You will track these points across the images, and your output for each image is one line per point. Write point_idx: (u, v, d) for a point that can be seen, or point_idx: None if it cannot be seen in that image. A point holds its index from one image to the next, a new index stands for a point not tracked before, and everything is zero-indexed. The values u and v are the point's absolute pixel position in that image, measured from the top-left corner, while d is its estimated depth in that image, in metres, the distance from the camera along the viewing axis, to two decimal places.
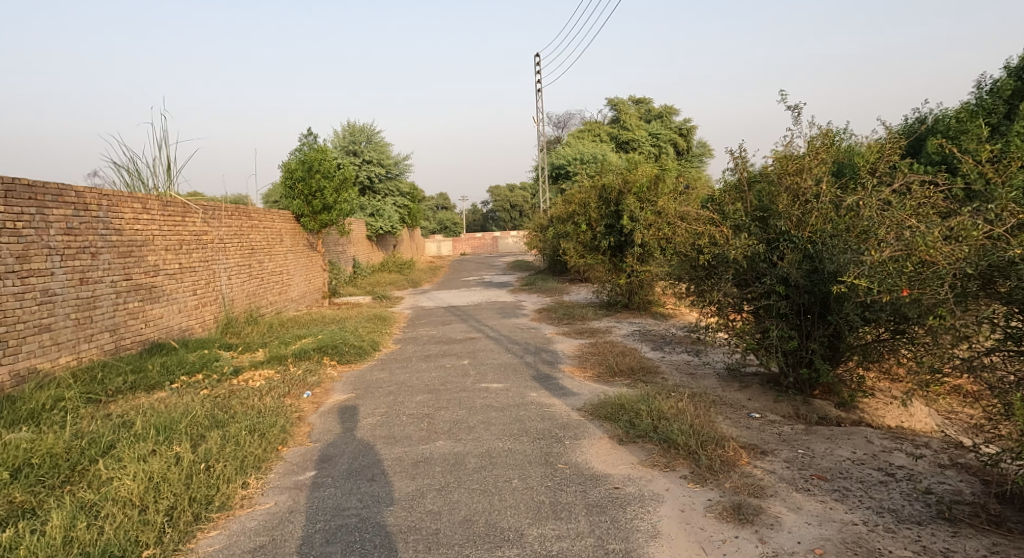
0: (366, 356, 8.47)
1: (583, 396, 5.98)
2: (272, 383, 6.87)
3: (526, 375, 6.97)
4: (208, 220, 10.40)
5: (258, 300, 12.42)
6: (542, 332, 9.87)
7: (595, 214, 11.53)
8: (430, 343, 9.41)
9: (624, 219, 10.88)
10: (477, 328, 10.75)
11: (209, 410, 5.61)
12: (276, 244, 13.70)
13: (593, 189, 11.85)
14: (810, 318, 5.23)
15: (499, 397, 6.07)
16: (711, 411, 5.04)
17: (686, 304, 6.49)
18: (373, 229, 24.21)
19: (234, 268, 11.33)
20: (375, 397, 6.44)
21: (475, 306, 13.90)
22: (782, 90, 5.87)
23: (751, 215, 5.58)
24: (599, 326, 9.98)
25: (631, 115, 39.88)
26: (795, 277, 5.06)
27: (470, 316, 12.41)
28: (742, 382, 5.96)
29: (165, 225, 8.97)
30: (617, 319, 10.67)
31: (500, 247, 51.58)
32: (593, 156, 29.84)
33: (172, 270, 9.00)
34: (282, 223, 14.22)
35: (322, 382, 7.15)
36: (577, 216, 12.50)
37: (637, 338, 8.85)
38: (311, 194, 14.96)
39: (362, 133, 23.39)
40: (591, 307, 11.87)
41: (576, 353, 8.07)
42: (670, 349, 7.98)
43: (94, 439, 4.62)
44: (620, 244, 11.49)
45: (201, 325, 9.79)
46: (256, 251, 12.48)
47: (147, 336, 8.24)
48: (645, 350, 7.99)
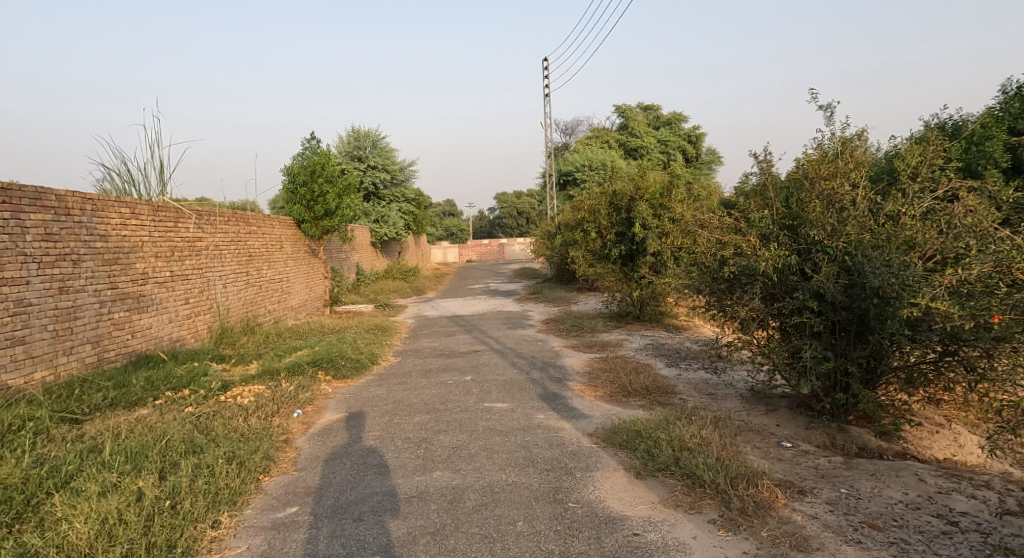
0: (364, 371, 8.02)
1: (594, 419, 5.51)
2: (262, 400, 6.43)
3: (532, 394, 6.50)
4: (203, 226, 10.01)
5: (256, 308, 12.01)
6: (550, 345, 9.41)
7: (605, 222, 11.06)
8: (431, 356, 8.96)
9: (635, 226, 10.43)
10: (481, 339, 10.29)
11: (189, 432, 5.18)
12: (276, 250, 13.31)
13: (603, 195, 11.37)
14: (847, 337, 4.74)
15: (503, 419, 5.61)
16: (737, 440, 4.55)
17: (706, 319, 6.01)
18: (378, 235, 23.84)
19: (231, 276, 10.94)
20: (370, 417, 5.98)
21: (480, 316, 13.44)
22: (815, 88, 5.42)
23: (779, 223, 5.13)
24: (609, 340, 9.50)
25: (640, 121, 39.52)
26: (832, 292, 4.58)
27: (475, 326, 11.97)
28: (769, 405, 5.48)
29: (156, 230, 8.58)
30: (629, 331, 10.19)
31: (507, 255, 51.10)
32: (602, 163, 29.40)
33: (162, 278, 8.60)
34: (282, 229, 13.84)
35: (315, 400, 6.70)
36: (586, 223, 12.06)
37: (649, 353, 8.36)
38: (313, 199, 14.58)
39: (367, 138, 23.16)
40: (601, 319, 11.38)
41: (586, 369, 7.60)
42: (687, 365, 7.50)
43: (56, 466, 4.18)
44: (631, 253, 11.00)
45: (193, 335, 9.36)
46: (254, 258, 12.09)
47: (134, 347, 7.82)
48: (659, 366, 7.51)
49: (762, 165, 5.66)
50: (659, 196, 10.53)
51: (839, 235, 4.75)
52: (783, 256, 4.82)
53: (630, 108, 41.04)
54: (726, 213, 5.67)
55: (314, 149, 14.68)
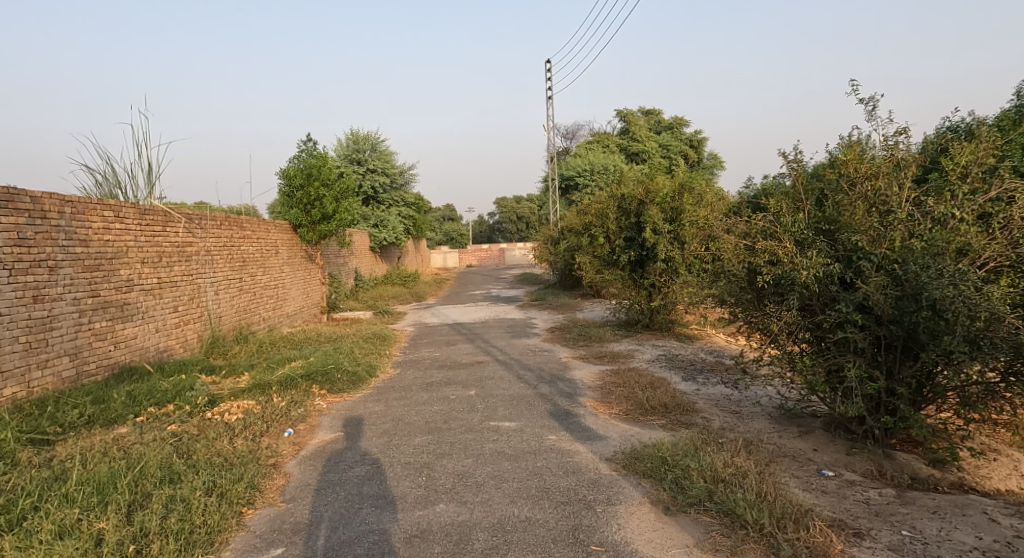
0: (361, 384, 7.56)
1: (612, 441, 5.05)
2: (250, 417, 5.97)
3: (542, 412, 6.03)
4: (194, 230, 9.56)
5: (249, 316, 11.55)
6: (557, 356, 8.97)
7: (613, 226, 10.61)
8: (432, 368, 8.50)
9: (646, 231, 9.97)
10: (484, 349, 9.83)
11: (167, 456, 4.72)
12: (271, 255, 12.86)
13: (611, 198, 10.92)
14: (894, 354, 4.29)
15: (512, 441, 5.15)
16: (776, 470, 4.10)
17: (731, 330, 5.57)
18: (377, 240, 23.41)
19: (223, 283, 10.48)
20: (366, 437, 5.52)
21: (482, 324, 12.98)
22: (855, 79, 4.97)
23: (815, 229, 4.70)
24: (620, 350, 9.06)
25: (642, 126, 39.21)
26: (878, 304, 4.13)
27: (477, 335, 11.51)
28: (802, 426, 5.03)
29: (143, 235, 8.13)
30: (640, 341, 9.74)
31: (508, 260, 50.63)
32: (604, 168, 29.01)
33: (149, 284, 8.15)
34: (278, 234, 13.40)
35: (308, 417, 6.25)
36: (594, 227, 11.62)
37: (663, 365, 7.93)
38: (310, 202, 14.13)
39: (366, 141, 22.80)
40: (608, 327, 10.92)
41: (597, 383, 7.15)
42: (704, 379, 7.07)
43: (14, 499, 3.75)
44: (641, 259, 10.49)
45: (182, 345, 8.91)
46: (247, 264, 11.63)
47: (117, 359, 7.36)
48: (675, 380, 7.07)
49: (793, 165, 5.22)
50: (670, 200, 10.10)
51: (883, 242, 4.32)
52: (824, 265, 4.36)
53: (632, 112, 40.71)
54: (755, 216, 5.22)
55: (311, 151, 14.26)
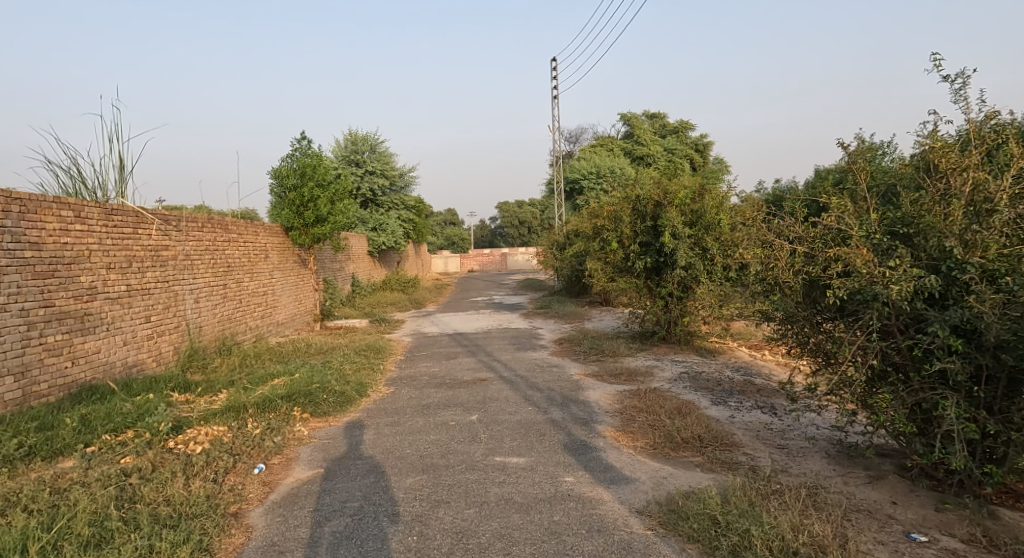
0: (349, 406, 6.74)
1: (641, 484, 4.23)
2: (216, 449, 5.15)
3: (555, 444, 5.20)
4: (171, 233, 8.79)
5: (234, 325, 10.73)
6: (568, 372, 8.15)
7: (628, 230, 9.77)
8: (429, 387, 7.66)
9: (664, 236, 9.17)
10: (487, 364, 9.00)
11: (104, 503, 3.91)
12: (259, 260, 12.08)
13: (625, 199, 10.05)
14: (999, 388, 3.47)
15: (522, 485, 4.33)
16: (856, 537, 3.26)
17: (781, 351, 4.75)
18: (375, 244, 22.61)
19: (204, 290, 9.69)
20: (350, 476, 4.69)
21: (485, 334, 12.16)
22: (936, 52, 4.15)
23: (891, 232, 3.89)
24: (637, 367, 8.25)
25: (647, 130, 38.56)
26: (983, 326, 3.32)
27: (479, 346, 10.68)
28: (870, 468, 4.21)
29: (110, 238, 7.35)
30: (657, 357, 8.93)
31: (510, 265, 49.70)
32: (610, 171, 28.25)
33: (117, 292, 7.36)
34: (268, 237, 12.62)
35: (284, 448, 5.42)
36: (605, 231, 10.77)
37: (687, 386, 7.12)
38: (303, 204, 13.33)
39: (364, 142, 22.05)
40: (622, 340, 10.09)
41: (616, 407, 6.33)
42: (737, 405, 6.26)
43: None
44: (657, 265, 9.70)
45: (155, 359, 8.10)
46: (233, 269, 10.84)
47: (76, 376, 6.56)
48: (704, 404, 6.26)
49: (853, 157, 4.42)
50: (689, 202, 9.34)
51: (978, 248, 3.52)
52: (910, 275, 3.54)
53: (637, 116, 40.10)
54: (807, 217, 4.43)
55: (305, 150, 13.46)
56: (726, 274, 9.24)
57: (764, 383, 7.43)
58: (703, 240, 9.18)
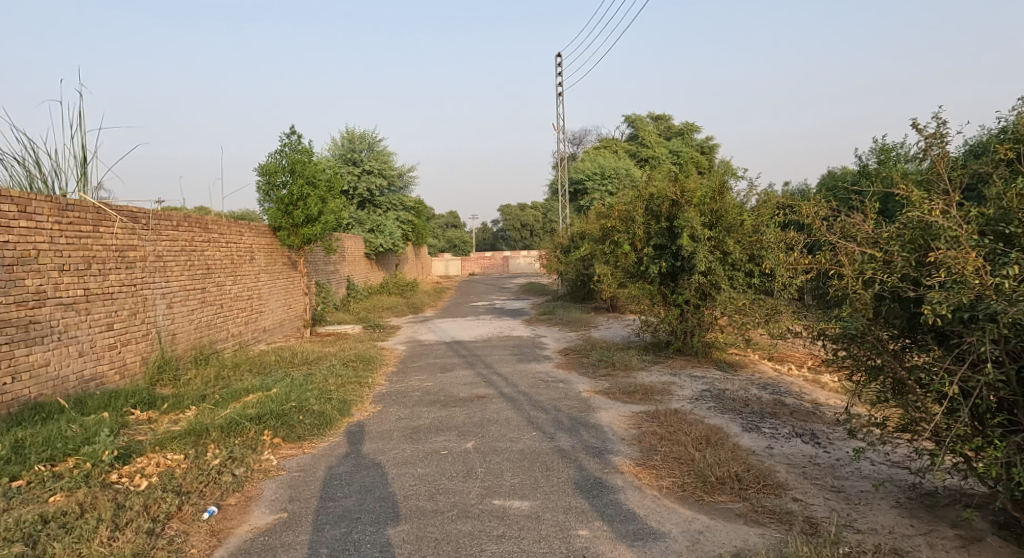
0: (328, 428, 5.92)
1: (674, 543, 3.43)
2: (163, 486, 4.32)
3: (564, 482, 4.40)
4: (141, 232, 8.01)
5: (214, 333, 9.93)
6: (576, 389, 7.36)
7: (641, 231, 8.96)
8: (421, 405, 6.85)
9: (681, 238, 8.38)
10: (486, 378, 8.19)
11: None
12: (244, 262, 11.29)
13: (637, 198, 9.21)
14: None
15: (524, 541, 3.52)
16: None
17: (842, 376, 3.94)
18: (372, 246, 21.83)
19: (179, 294, 8.90)
20: (317, 525, 3.88)
21: (484, 343, 11.37)
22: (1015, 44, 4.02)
23: (996, 230, 3.10)
24: (652, 384, 7.44)
25: (652, 132, 37.82)
26: None
27: (478, 357, 9.87)
28: (959, 526, 3.39)
29: (64, 236, 6.57)
30: (673, 372, 8.12)
31: (513, 268, 48.87)
32: (616, 171, 27.48)
33: (72, 297, 6.58)
34: (254, 237, 11.83)
35: (245, 483, 4.59)
36: (614, 233, 9.99)
37: (712, 407, 6.32)
38: (292, 203, 12.55)
39: (362, 140, 21.34)
40: (633, 351, 9.28)
41: (633, 433, 5.54)
42: (772, 431, 5.46)
43: None
44: (673, 270, 8.93)
45: (118, 372, 7.30)
46: (213, 272, 10.05)
47: (17, 394, 5.77)
48: (735, 431, 5.45)
49: (933, 140, 3.61)
50: (709, 202, 8.60)
51: None
52: None
53: (641, 117, 39.45)
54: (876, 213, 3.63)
55: (294, 145, 12.67)
56: (748, 280, 8.55)
57: (797, 405, 6.61)
58: (723, 242, 8.42)
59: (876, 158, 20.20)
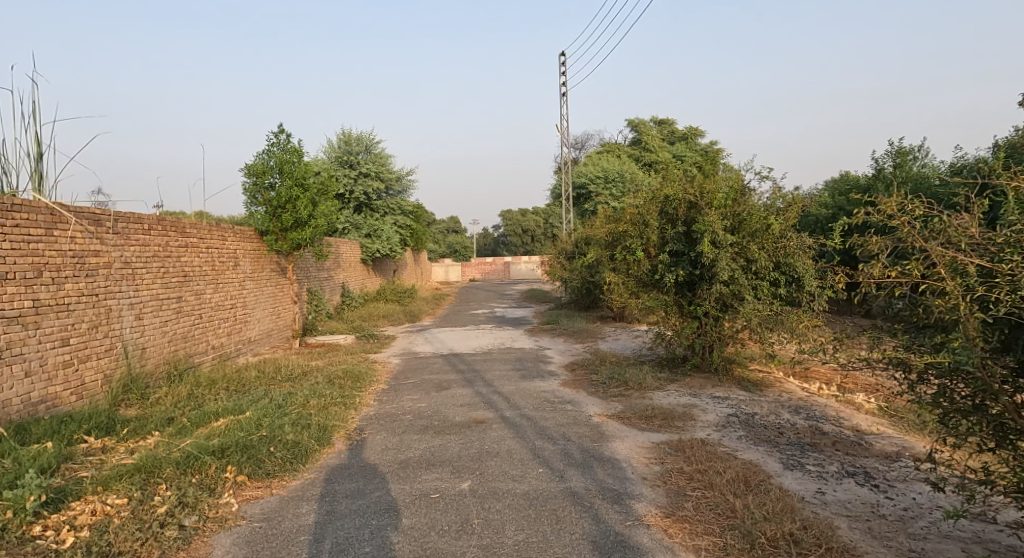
0: (304, 462, 5.11)
1: None
2: (89, 543, 3.64)
3: (579, 540, 3.62)
4: (106, 236, 7.27)
5: (191, 346, 9.15)
6: (587, 412, 6.58)
7: (656, 237, 8.19)
8: (411, 432, 6.08)
9: (702, 244, 7.63)
10: (486, 399, 7.40)
11: None
12: (227, 269, 10.53)
13: (650, 200, 8.45)
14: None
15: None
16: None
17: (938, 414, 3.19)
18: (369, 251, 21.06)
19: (150, 304, 8.13)
20: None
21: (484, 356, 10.59)
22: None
23: None
24: (672, 407, 6.65)
25: (655, 136, 37.17)
26: None
27: (478, 373, 9.09)
28: None
29: (9, 241, 5.85)
30: (693, 392, 7.35)
31: (514, 273, 48.03)
32: (620, 176, 26.75)
33: (16, 310, 5.88)
34: (239, 242, 11.08)
35: (193, 538, 3.88)
36: (624, 238, 9.23)
37: (743, 437, 5.54)
38: (280, 205, 11.82)
39: (359, 142, 20.66)
40: (647, 367, 8.50)
41: (658, 471, 4.76)
42: (820, 470, 4.67)
43: None
44: (691, 279, 8.18)
45: (75, 393, 6.52)
46: (191, 279, 9.29)
47: None
48: (776, 469, 4.66)
49: None
50: (729, 206, 7.91)
51: None
52: None
53: (644, 121, 38.85)
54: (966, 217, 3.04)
55: (283, 144, 11.93)
56: (773, 290, 7.83)
57: (837, 433, 5.82)
58: (747, 248, 7.70)
59: (892, 160, 19.53)
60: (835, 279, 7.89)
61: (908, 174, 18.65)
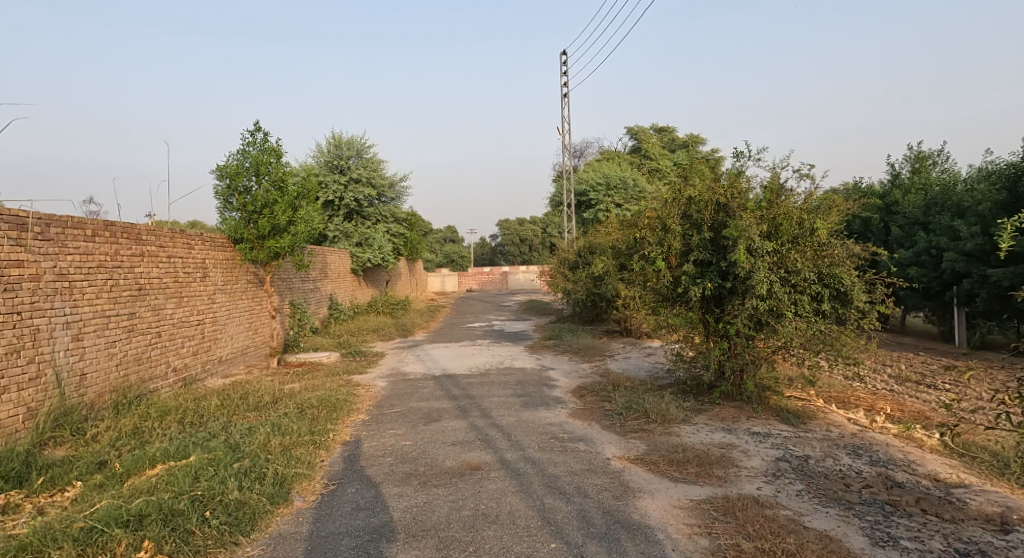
0: (248, 532, 3.99)
1: None
2: None
3: None
4: (33, 244, 6.19)
5: (147, 369, 8.02)
6: (605, 455, 5.47)
7: (678, 244, 7.12)
8: (391, 482, 4.96)
9: (735, 252, 6.57)
10: (482, 434, 6.28)
11: None
12: (192, 280, 9.40)
13: (670, 202, 7.38)
14: None
15: None
16: None
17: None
18: (359, 260, 19.91)
19: (93, 322, 7.00)
20: None
21: (481, 378, 9.47)
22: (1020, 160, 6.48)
23: None
24: (707, 447, 5.54)
25: (654, 144, 36.27)
26: None
27: (473, 399, 7.96)
28: None
29: None
30: (727, 427, 6.25)
31: (512, 284, 46.86)
32: (622, 180, 25.44)
33: None
34: (208, 251, 9.97)
35: None
36: (637, 245, 8.15)
37: (806, 494, 4.43)
38: (256, 210, 10.75)
39: (350, 146, 19.64)
40: (668, 394, 7.39)
41: (710, 549, 3.65)
42: (921, 548, 3.56)
43: None
44: (720, 293, 7.10)
45: None
46: (148, 293, 8.18)
47: None
48: (865, 549, 3.56)
49: None
50: (762, 209, 6.86)
51: None
52: None
53: (643, 129, 38.06)
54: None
55: (259, 143, 10.88)
56: (814, 306, 6.73)
57: (916, 486, 4.69)
58: (786, 257, 6.62)
59: (909, 166, 18.66)
60: (885, 293, 6.81)
61: (927, 179, 17.66)
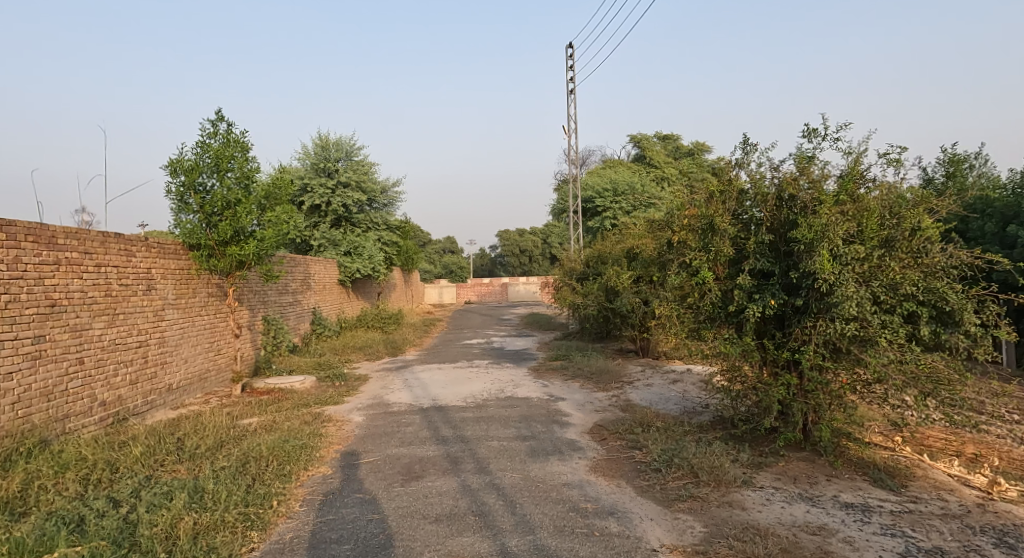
0: None
1: None
2: None
3: None
4: None
5: (62, 406, 6.44)
6: (651, 546, 3.86)
7: (728, 249, 5.56)
8: None
9: (809, 261, 5.01)
10: (477, 504, 4.66)
11: None
12: (131, 294, 7.83)
13: (717, 196, 5.83)
14: None
15: None
16: None
17: None
18: (348, 271, 18.32)
19: None
20: None
21: (477, 412, 7.85)
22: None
23: None
24: (793, 532, 3.94)
25: (658, 152, 34.85)
26: None
27: (467, 445, 6.34)
28: None
29: None
30: (808, 494, 4.64)
31: (513, 296, 45.26)
32: (630, 187, 24.15)
33: None
34: (154, 258, 8.41)
35: None
36: (670, 252, 6.58)
37: None
38: (216, 213, 9.18)
39: (340, 147, 18.22)
40: (716, 441, 5.78)
41: None
42: None
43: None
44: (784, 312, 5.52)
45: None
46: (65, 311, 6.62)
47: None
48: None
49: None
50: (841, 203, 5.31)
51: None
52: None
53: (648, 136, 36.73)
54: None
55: (222, 134, 9.34)
56: (909, 330, 5.17)
57: None
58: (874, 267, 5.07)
59: (944, 169, 17.12)
60: (999, 312, 5.22)
61: (966, 183, 16.15)
